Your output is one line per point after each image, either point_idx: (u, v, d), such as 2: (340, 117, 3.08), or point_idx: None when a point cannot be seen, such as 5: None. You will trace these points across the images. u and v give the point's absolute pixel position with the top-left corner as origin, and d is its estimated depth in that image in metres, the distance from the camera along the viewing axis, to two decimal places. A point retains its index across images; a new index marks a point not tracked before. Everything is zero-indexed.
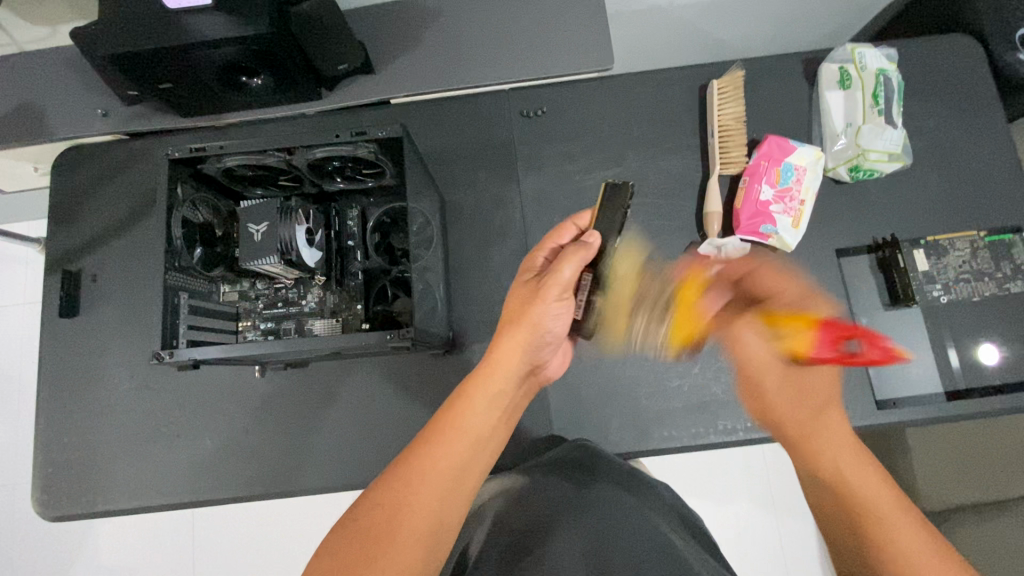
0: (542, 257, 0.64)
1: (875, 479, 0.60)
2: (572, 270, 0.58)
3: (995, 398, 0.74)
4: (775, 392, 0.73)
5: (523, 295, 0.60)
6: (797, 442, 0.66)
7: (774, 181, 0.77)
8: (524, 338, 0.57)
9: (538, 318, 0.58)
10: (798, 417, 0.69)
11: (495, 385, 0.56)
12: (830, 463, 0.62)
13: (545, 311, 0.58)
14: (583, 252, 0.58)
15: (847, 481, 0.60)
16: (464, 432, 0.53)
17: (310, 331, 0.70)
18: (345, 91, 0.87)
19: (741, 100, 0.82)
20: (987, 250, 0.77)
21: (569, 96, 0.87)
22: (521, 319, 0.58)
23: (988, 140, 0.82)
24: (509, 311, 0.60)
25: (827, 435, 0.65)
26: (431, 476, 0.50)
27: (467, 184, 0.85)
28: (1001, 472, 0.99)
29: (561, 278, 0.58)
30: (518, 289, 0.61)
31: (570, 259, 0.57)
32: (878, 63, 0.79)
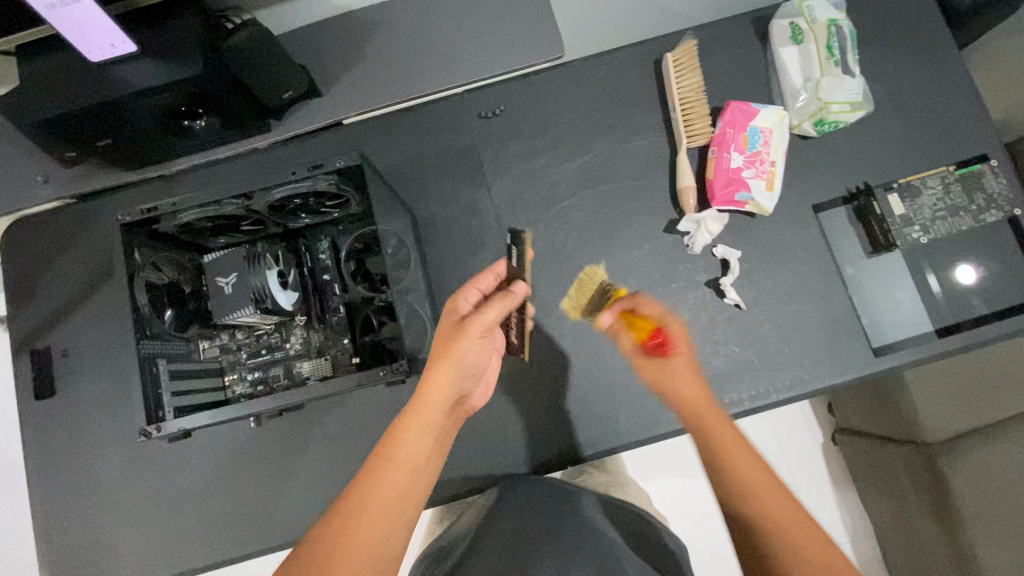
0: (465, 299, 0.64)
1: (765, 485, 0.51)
2: (496, 312, 0.60)
3: (985, 327, 0.75)
4: (681, 391, 0.59)
5: (449, 329, 0.61)
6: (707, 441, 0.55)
7: (742, 146, 0.77)
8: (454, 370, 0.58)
9: (464, 352, 0.59)
10: (730, 441, 0.54)
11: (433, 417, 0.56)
12: (721, 457, 0.54)
13: (471, 344, 0.59)
14: (511, 299, 0.61)
15: (774, 521, 0.49)
16: (404, 463, 0.53)
17: (300, 375, 0.68)
18: (296, 119, 0.84)
19: (698, 69, 0.81)
20: (958, 184, 0.78)
21: (525, 91, 0.85)
22: (446, 353, 0.59)
23: (945, 72, 0.82)
24: (436, 346, 0.60)
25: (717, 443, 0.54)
26: (371, 513, 0.50)
27: (436, 196, 0.83)
28: (995, 392, 1.02)
29: (487, 316, 0.60)
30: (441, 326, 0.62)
31: (495, 304, 0.60)
32: (828, 14, 0.78)
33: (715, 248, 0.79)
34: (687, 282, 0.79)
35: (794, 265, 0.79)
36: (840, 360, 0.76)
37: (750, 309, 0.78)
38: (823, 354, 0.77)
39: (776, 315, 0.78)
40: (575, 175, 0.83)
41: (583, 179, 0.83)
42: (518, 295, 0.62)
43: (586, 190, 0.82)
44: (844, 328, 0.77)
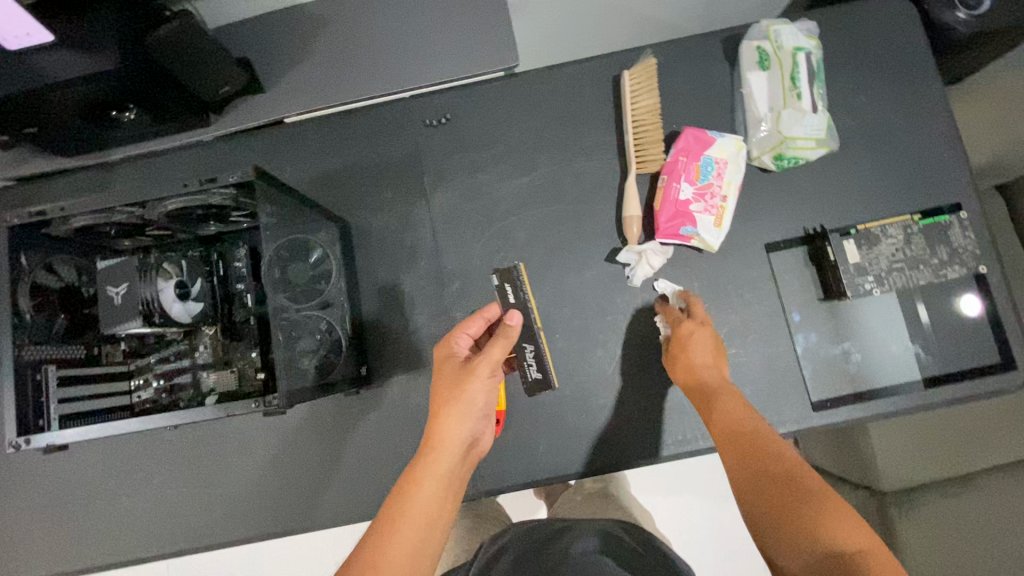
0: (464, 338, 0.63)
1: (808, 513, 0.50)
2: (498, 353, 0.59)
3: (930, 389, 0.71)
4: (725, 415, 0.61)
5: (455, 372, 0.60)
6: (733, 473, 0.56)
7: (693, 177, 0.72)
8: (463, 420, 0.58)
9: (472, 395, 0.58)
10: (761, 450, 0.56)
11: (444, 467, 0.56)
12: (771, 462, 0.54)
13: (479, 386, 0.58)
14: (505, 333, 0.59)
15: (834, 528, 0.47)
16: (415, 517, 0.53)
17: (205, 386, 0.66)
18: (236, 114, 0.81)
19: (655, 90, 0.76)
20: (921, 235, 0.72)
21: (475, 100, 0.81)
22: (453, 398, 0.58)
23: (923, 111, 0.76)
24: (443, 389, 0.59)
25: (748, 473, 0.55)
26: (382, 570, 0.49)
27: (373, 205, 0.80)
28: (956, 445, 0.98)
29: (491, 355, 0.59)
30: (445, 367, 0.61)
31: (495, 343, 0.59)
32: (795, 40, 0.72)
33: (657, 282, 0.75)
34: (624, 316, 0.76)
35: (738, 306, 0.75)
36: (775, 411, 0.73)
37: None
38: (758, 403, 0.73)
39: None
40: (519, 195, 0.79)
41: (526, 199, 0.79)
42: (516, 331, 0.59)
43: (529, 211, 0.78)
44: (785, 378, 0.73)
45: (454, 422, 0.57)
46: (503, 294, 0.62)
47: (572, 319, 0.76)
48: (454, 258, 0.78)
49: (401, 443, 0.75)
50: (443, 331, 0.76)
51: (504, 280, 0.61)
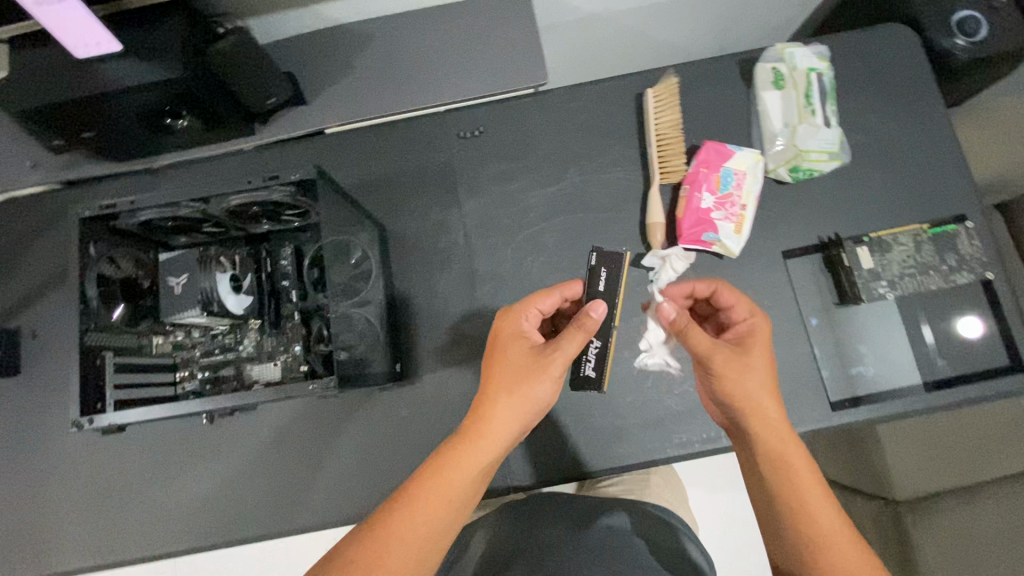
0: (530, 314, 0.67)
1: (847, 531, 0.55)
2: (575, 346, 0.62)
3: (944, 391, 0.74)
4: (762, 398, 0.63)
5: (524, 361, 0.62)
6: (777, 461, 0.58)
7: (714, 188, 0.77)
8: (519, 409, 0.60)
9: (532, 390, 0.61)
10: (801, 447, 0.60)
11: (485, 455, 0.58)
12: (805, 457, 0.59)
13: (542, 382, 0.61)
14: (587, 323, 0.63)
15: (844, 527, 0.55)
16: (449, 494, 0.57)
17: (248, 377, 0.69)
18: (279, 124, 0.85)
19: (677, 107, 0.81)
20: (930, 243, 0.76)
21: (506, 114, 0.86)
22: (514, 389, 0.60)
23: (928, 129, 0.81)
24: (509, 375, 0.61)
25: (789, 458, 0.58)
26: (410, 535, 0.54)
27: (408, 211, 0.84)
28: (966, 454, 1.01)
29: (568, 345, 0.62)
30: (516, 343, 0.64)
31: (574, 339, 0.62)
32: (808, 62, 0.78)
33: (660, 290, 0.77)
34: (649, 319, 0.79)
35: None
36: (795, 412, 0.75)
37: None
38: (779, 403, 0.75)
39: None
40: (548, 202, 0.83)
41: (555, 207, 0.83)
42: (594, 325, 0.64)
43: (558, 218, 0.82)
44: (805, 379, 0.76)
45: (507, 412, 0.60)
46: (592, 282, 0.74)
47: None
48: (486, 262, 0.82)
49: (433, 439, 0.77)
50: (475, 331, 0.79)
51: (599, 264, 0.74)
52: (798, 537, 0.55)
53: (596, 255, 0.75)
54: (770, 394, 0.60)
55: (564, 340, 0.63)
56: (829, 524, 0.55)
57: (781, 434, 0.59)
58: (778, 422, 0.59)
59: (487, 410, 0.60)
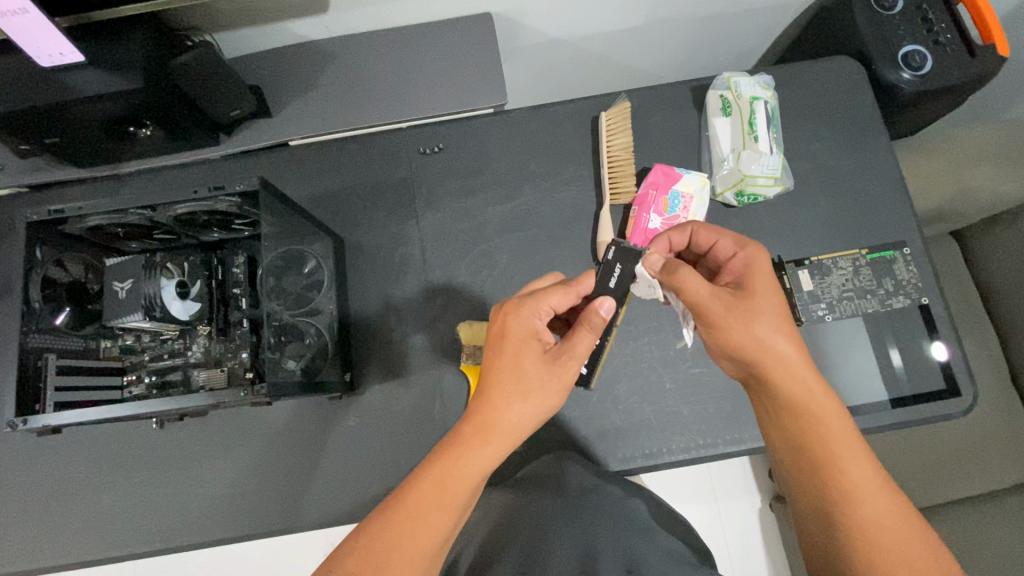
0: (541, 311, 0.61)
1: (879, 484, 0.54)
2: (586, 346, 0.61)
3: (881, 412, 0.76)
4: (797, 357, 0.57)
5: (533, 360, 0.60)
6: (798, 417, 0.57)
7: (661, 209, 0.80)
8: (529, 412, 0.59)
9: (541, 390, 0.59)
10: (831, 416, 0.56)
11: (492, 458, 0.57)
12: (831, 427, 0.56)
13: (551, 382, 0.60)
14: (596, 323, 0.62)
15: (867, 499, 0.54)
16: (451, 493, 0.54)
17: (195, 382, 0.68)
18: (243, 135, 0.88)
19: (629, 130, 0.84)
20: (869, 267, 0.79)
21: (466, 132, 0.88)
22: (522, 391, 0.59)
23: (871, 159, 0.84)
24: (517, 376, 0.59)
25: (814, 429, 0.56)
26: (412, 539, 0.52)
27: (367, 223, 0.85)
28: (916, 474, 1.03)
29: (582, 348, 0.61)
30: (528, 346, 0.60)
31: (586, 337, 0.61)
32: (752, 90, 0.82)
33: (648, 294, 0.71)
34: None
35: None
36: (736, 430, 0.77)
37: (655, 367, 0.79)
38: (720, 421, 0.77)
39: (679, 377, 0.79)
40: (503, 219, 0.85)
41: (510, 223, 0.85)
42: (602, 324, 0.62)
43: (512, 234, 0.84)
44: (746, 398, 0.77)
45: (513, 417, 0.58)
46: (607, 275, 0.65)
47: None
48: (440, 275, 0.83)
49: (381, 449, 0.77)
50: (426, 343, 0.80)
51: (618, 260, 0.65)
52: (821, 496, 0.56)
53: (614, 249, 0.66)
54: (785, 337, 0.57)
55: (576, 339, 0.61)
56: (860, 484, 0.54)
57: (803, 387, 0.56)
58: (800, 372, 0.56)
59: (501, 414, 0.58)
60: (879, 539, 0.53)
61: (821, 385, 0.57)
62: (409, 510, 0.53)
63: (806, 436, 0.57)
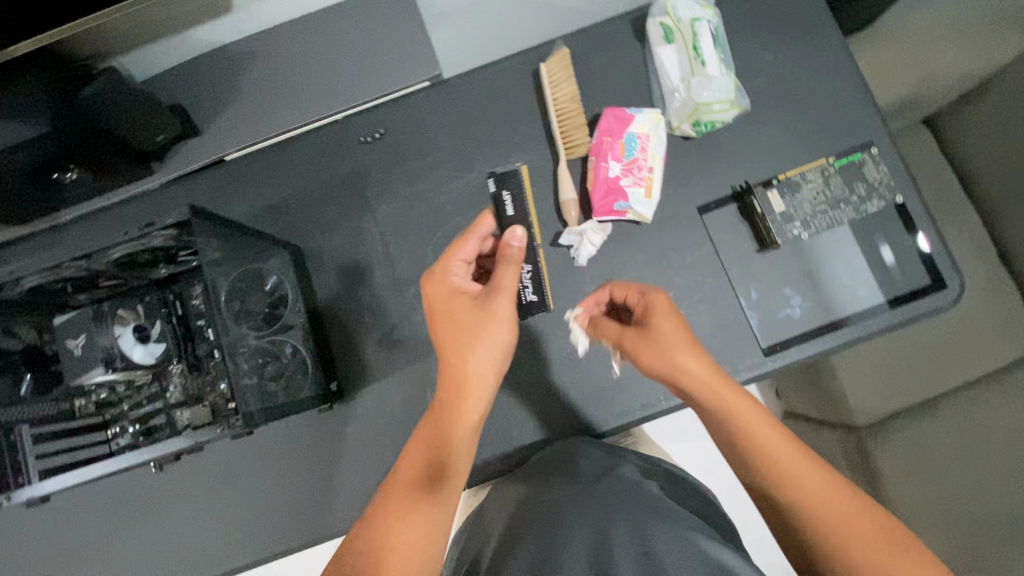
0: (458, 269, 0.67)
1: (805, 471, 0.59)
2: (511, 278, 0.65)
3: (872, 319, 0.75)
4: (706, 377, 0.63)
5: (467, 312, 0.64)
6: (727, 431, 0.62)
7: (619, 154, 0.77)
8: (484, 353, 0.63)
9: (488, 333, 0.64)
10: (745, 417, 0.61)
11: (467, 411, 0.62)
12: (750, 430, 0.61)
13: (492, 325, 0.64)
14: (512, 250, 0.65)
15: (800, 490, 0.58)
16: (438, 461, 0.61)
17: (180, 423, 0.67)
18: (178, 160, 0.83)
19: (572, 78, 0.80)
20: (838, 175, 0.77)
21: (406, 113, 0.84)
22: (468, 339, 0.64)
23: (827, 61, 0.80)
24: (459, 327, 0.64)
25: (737, 431, 0.62)
26: (411, 515, 0.59)
27: (322, 226, 0.82)
28: (913, 372, 1.08)
29: (503, 278, 0.65)
30: (456, 303, 0.65)
31: (507, 272, 0.65)
32: (692, 12, 0.78)
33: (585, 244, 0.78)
34: (575, 298, 0.79)
35: (680, 270, 0.78)
36: (730, 364, 0.76)
37: None
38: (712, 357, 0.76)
39: None
40: (461, 195, 0.82)
41: (468, 199, 0.82)
42: (519, 253, 0.66)
43: (472, 210, 0.81)
44: (735, 332, 0.77)
45: (467, 362, 0.63)
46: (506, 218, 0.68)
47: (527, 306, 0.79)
48: (408, 265, 0.81)
49: (383, 451, 0.77)
50: (406, 336, 0.79)
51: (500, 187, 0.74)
52: (765, 496, 0.60)
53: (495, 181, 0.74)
54: (690, 360, 0.63)
55: (498, 278, 0.65)
56: (793, 479, 0.59)
57: (714, 397, 0.63)
58: (710, 386, 0.63)
59: (458, 363, 0.63)
60: (818, 522, 0.56)
61: (733, 393, 0.62)
62: (399, 500, 0.59)
63: (736, 444, 0.61)
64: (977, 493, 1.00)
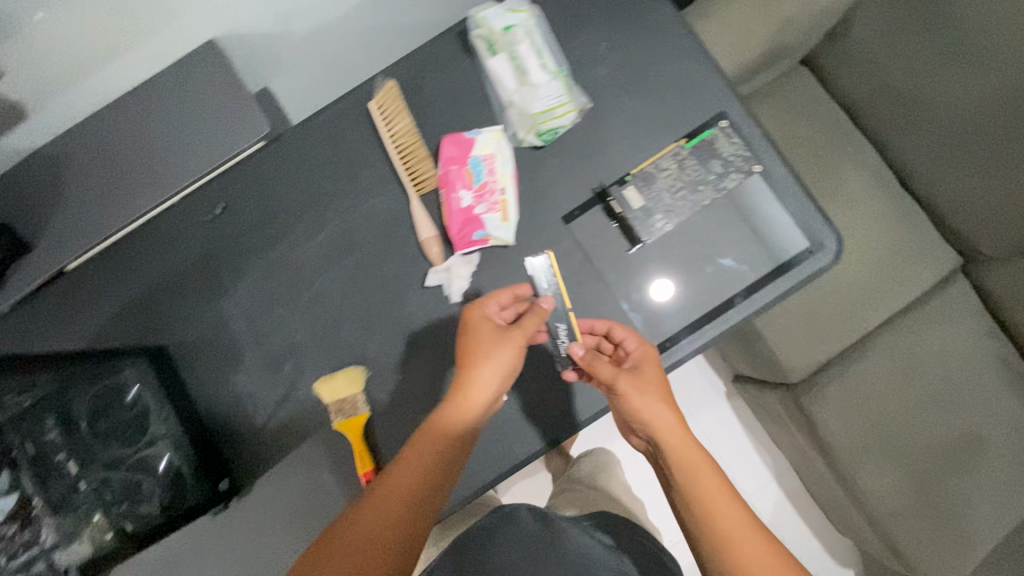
0: (496, 304, 0.68)
1: (750, 536, 0.56)
2: (533, 324, 0.67)
3: (758, 294, 0.72)
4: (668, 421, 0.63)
5: (480, 347, 0.65)
6: (682, 474, 0.60)
7: (468, 182, 0.74)
8: (482, 390, 0.64)
9: (483, 376, 0.64)
10: (700, 467, 0.60)
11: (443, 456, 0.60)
12: (702, 480, 0.59)
13: (489, 367, 0.64)
14: (540, 308, 0.68)
15: (739, 553, 0.55)
16: (397, 494, 0.57)
17: (59, 566, 0.63)
18: (21, 277, 0.75)
19: (406, 110, 0.76)
20: (692, 157, 0.74)
21: (244, 180, 0.79)
22: (466, 378, 0.64)
23: (663, 36, 0.76)
24: (472, 354, 0.65)
25: (691, 476, 0.60)
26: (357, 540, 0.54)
27: (180, 318, 0.76)
28: (838, 322, 1.07)
29: (527, 327, 0.67)
30: (483, 328, 0.66)
31: (535, 316, 0.67)
32: (510, 21, 0.75)
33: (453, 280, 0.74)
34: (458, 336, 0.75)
35: (558, 285, 0.74)
36: None
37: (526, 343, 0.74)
38: None
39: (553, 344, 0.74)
40: (318, 255, 0.77)
41: (326, 258, 0.77)
42: (546, 310, 0.68)
43: (333, 266, 0.77)
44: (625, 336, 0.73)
45: (467, 399, 0.63)
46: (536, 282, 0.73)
47: (410, 356, 0.74)
48: (278, 341, 0.76)
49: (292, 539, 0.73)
50: (292, 415, 0.75)
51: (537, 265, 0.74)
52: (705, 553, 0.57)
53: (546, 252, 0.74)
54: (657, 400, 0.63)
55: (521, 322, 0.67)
56: (734, 538, 0.56)
57: (679, 442, 0.62)
58: (674, 431, 0.62)
59: (458, 396, 0.63)
60: None
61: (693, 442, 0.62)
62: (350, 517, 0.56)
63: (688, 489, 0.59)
64: (910, 422, 1.03)
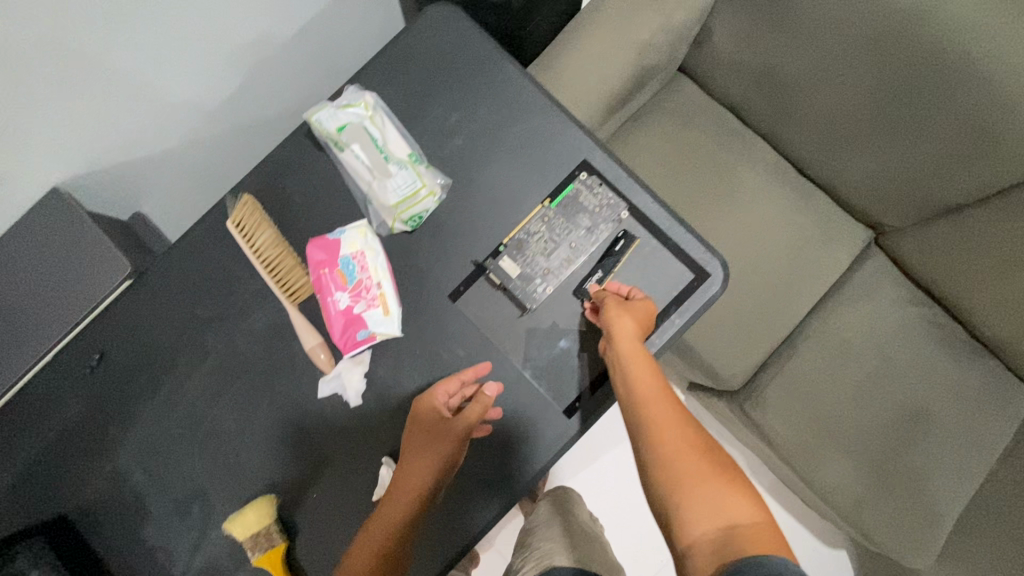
0: (444, 394, 0.68)
1: (703, 472, 0.59)
2: (469, 416, 0.66)
3: (655, 335, 0.71)
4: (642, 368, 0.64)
5: (425, 434, 0.66)
6: (640, 407, 0.63)
7: (342, 283, 0.72)
8: (429, 466, 0.66)
9: (428, 458, 0.66)
10: (662, 412, 0.63)
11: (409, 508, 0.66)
12: (660, 416, 0.62)
13: (432, 453, 0.66)
14: (483, 395, 0.67)
15: (685, 481, 0.58)
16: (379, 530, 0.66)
17: None
18: None
19: (266, 222, 0.74)
20: (559, 216, 0.73)
21: (116, 324, 0.75)
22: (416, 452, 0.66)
23: (511, 96, 0.75)
24: (416, 442, 0.66)
25: (656, 410, 0.63)
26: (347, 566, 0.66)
27: (76, 481, 0.73)
28: (765, 321, 1.07)
29: (473, 419, 0.66)
30: (425, 419, 0.67)
31: (472, 410, 0.66)
32: (351, 116, 0.73)
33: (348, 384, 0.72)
34: (365, 439, 0.72)
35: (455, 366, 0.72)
36: (541, 440, 0.70)
37: None
38: (522, 442, 0.71)
39: None
40: (206, 386, 0.74)
41: (216, 387, 0.74)
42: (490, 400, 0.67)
43: (224, 395, 0.74)
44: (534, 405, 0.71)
45: (419, 469, 0.66)
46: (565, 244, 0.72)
47: (321, 470, 0.72)
48: (183, 483, 0.73)
49: None
50: (212, 557, 0.71)
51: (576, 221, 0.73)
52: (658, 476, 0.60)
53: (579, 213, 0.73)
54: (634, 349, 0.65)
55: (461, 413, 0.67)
56: (685, 472, 0.59)
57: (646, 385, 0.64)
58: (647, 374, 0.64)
59: (412, 464, 0.66)
60: (693, 515, 0.56)
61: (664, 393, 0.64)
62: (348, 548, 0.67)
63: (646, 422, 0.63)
64: (854, 405, 1.03)
